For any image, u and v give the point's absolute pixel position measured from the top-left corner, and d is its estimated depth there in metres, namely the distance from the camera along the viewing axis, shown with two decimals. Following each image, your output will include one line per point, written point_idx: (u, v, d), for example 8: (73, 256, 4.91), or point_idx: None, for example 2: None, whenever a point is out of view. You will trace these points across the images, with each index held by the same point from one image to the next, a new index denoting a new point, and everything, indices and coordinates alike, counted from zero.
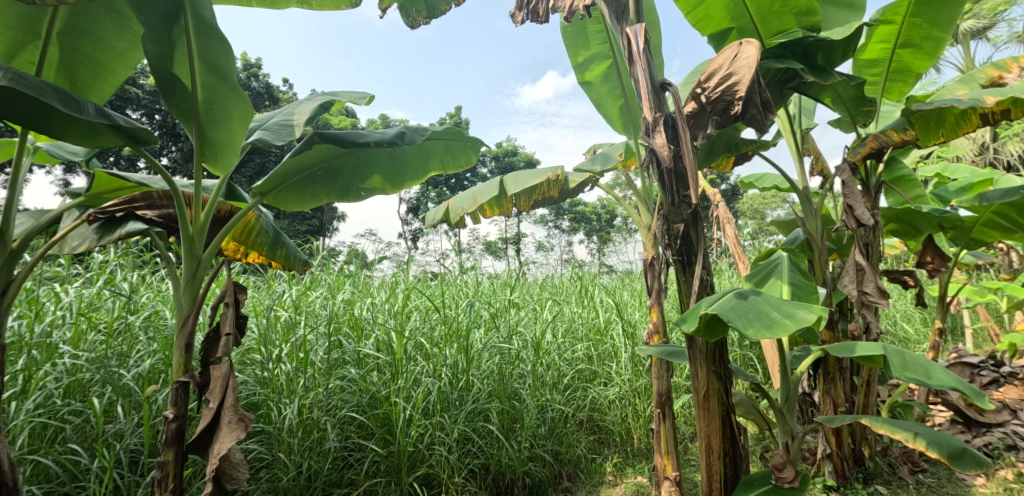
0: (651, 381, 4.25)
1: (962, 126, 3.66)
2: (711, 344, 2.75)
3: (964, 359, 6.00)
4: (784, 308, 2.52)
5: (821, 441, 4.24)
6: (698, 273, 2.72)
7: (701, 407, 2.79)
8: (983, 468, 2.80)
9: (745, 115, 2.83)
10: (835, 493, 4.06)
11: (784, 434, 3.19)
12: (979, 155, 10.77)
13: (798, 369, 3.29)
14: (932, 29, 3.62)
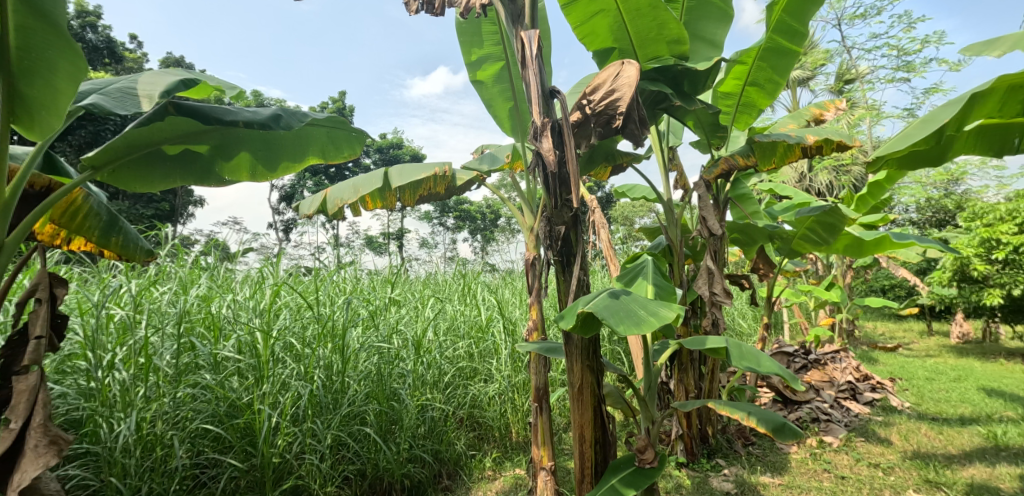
0: (529, 376, 4.40)
1: (788, 155, 4.26)
2: (586, 340, 2.88)
3: (782, 349, 7.11)
4: (649, 307, 2.72)
5: (675, 424, 4.72)
6: (576, 274, 2.83)
7: (575, 400, 2.91)
8: (799, 439, 3.17)
9: (625, 129, 3.00)
10: (686, 469, 4.53)
11: (647, 420, 3.41)
12: (799, 183, 12.64)
13: (658, 361, 3.60)
14: (772, 74, 4.12)
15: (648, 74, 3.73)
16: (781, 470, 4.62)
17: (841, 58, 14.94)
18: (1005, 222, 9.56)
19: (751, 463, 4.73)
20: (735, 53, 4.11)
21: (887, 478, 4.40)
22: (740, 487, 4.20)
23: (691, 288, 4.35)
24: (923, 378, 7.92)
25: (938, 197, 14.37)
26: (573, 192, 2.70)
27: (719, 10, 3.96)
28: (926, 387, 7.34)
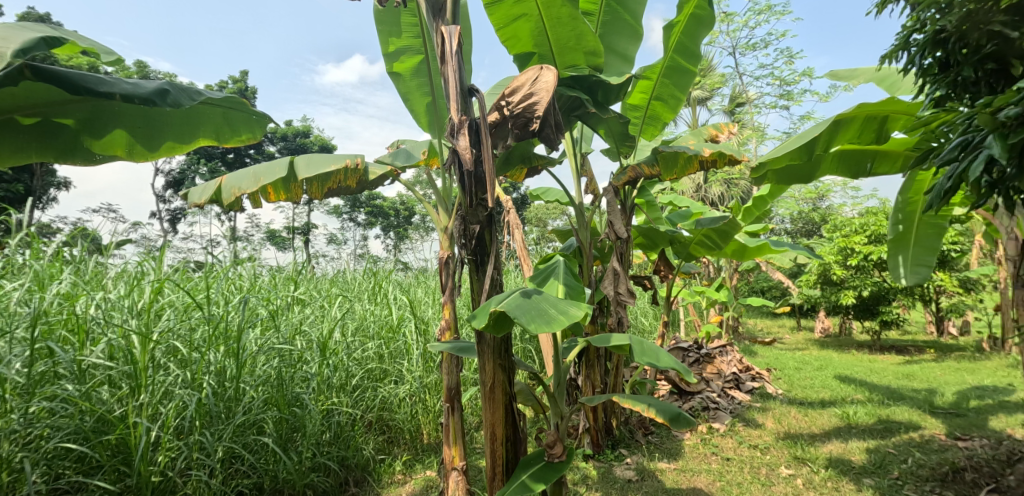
0: (441, 376, 4.35)
1: (687, 168, 4.51)
2: (498, 339, 2.89)
3: (679, 344, 7.59)
4: (559, 306, 2.78)
5: (582, 418, 4.88)
6: (490, 273, 2.83)
7: (487, 399, 2.91)
8: (692, 427, 3.38)
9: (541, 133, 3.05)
10: (592, 460, 4.70)
11: (556, 416, 3.48)
12: (696, 192, 13.61)
13: (567, 359, 3.69)
14: (675, 91, 4.38)
15: (565, 81, 3.79)
16: (676, 455, 4.93)
17: (733, 80, 16.29)
18: (861, 233, 10.92)
19: (649, 451, 5.00)
20: (642, 69, 4.33)
21: (764, 458, 4.85)
22: (640, 474, 4.43)
23: (599, 288, 4.52)
24: (793, 367, 8.83)
25: (810, 210, 16.09)
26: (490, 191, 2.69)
27: (630, 26, 4.12)
28: (795, 375, 8.20)
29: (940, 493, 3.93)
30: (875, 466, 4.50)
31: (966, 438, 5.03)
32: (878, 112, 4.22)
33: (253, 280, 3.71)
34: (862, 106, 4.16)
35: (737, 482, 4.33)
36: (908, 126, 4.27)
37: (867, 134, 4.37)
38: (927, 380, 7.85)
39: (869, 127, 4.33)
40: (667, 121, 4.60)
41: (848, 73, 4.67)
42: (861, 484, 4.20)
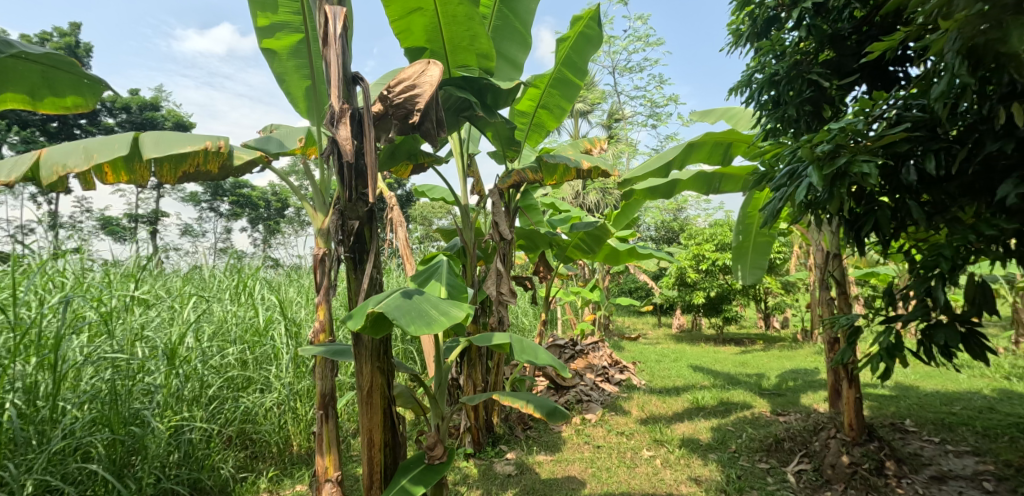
0: (314, 383, 4.12)
1: (565, 175, 4.65)
2: (377, 340, 2.78)
3: (555, 341, 7.91)
4: (441, 306, 2.75)
5: (463, 417, 4.88)
6: (369, 272, 2.71)
7: (364, 403, 2.77)
8: (568, 420, 3.52)
9: (422, 127, 2.98)
10: (473, 459, 4.72)
11: (436, 417, 3.42)
12: (575, 197, 14.28)
13: (448, 359, 3.66)
14: (560, 100, 4.53)
15: (455, 81, 3.65)
16: (553, 447, 5.12)
17: (610, 96, 17.39)
18: (710, 241, 12.25)
19: (528, 445, 5.14)
20: (531, 77, 4.43)
21: (629, 443, 5.22)
22: (519, 468, 4.54)
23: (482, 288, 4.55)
24: (654, 360, 9.64)
25: (670, 219, 17.70)
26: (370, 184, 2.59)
27: (520, 34, 4.19)
28: (655, 366, 8.95)
29: (767, 461, 4.54)
30: (718, 442, 5.05)
31: (786, 413, 5.85)
32: (722, 140, 4.76)
33: (82, 278, 3.21)
34: (709, 134, 4.68)
35: (606, 467, 4.60)
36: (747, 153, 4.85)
37: (715, 158, 4.90)
38: (758, 366, 9.01)
39: (716, 153, 4.87)
40: (552, 130, 4.75)
41: (703, 112, 5.31)
42: (707, 458, 4.69)
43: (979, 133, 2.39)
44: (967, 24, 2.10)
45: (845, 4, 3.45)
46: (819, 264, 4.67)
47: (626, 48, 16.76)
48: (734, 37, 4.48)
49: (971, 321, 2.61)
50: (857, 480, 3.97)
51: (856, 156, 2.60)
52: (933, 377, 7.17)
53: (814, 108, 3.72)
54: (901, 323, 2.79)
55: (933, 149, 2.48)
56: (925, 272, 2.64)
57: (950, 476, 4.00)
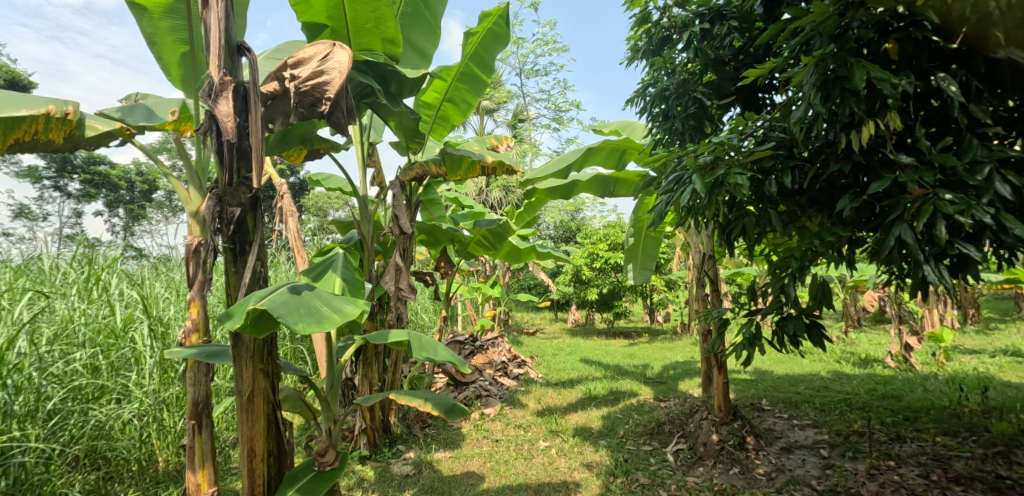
0: (185, 389, 3.79)
1: (470, 171, 4.64)
2: (259, 340, 2.58)
3: (455, 337, 7.88)
4: (333, 303, 2.62)
5: (358, 418, 4.70)
6: (251, 264, 2.52)
7: (244, 411, 2.55)
8: (466, 417, 3.54)
9: (330, 116, 2.83)
10: (368, 461, 4.56)
11: (328, 420, 3.28)
12: (478, 194, 14.31)
13: (341, 358, 3.50)
14: (467, 96, 4.50)
15: (359, 66, 3.53)
16: (452, 444, 5.10)
17: (514, 96, 17.64)
18: (604, 241, 12.87)
19: (426, 443, 5.07)
20: (437, 68, 4.34)
21: (526, 435, 5.33)
22: (417, 468, 4.46)
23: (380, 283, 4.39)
24: (550, 353, 9.95)
25: (567, 219, 18.36)
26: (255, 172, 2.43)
27: (428, 23, 4.07)
28: (551, 360, 9.23)
29: (650, 443, 4.86)
30: (607, 429, 5.30)
31: (667, 399, 6.29)
32: (618, 146, 5.02)
33: None
34: (607, 140, 4.90)
35: (504, 460, 4.67)
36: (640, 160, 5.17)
37: (611, 162, 5.18)
38: (644, 357, 9.62)
39: (613, 157, 5.14)
40: (457, 123, 4.73)
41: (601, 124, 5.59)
42: (598, 445, 4.91)
43: (825, 155, 2.69)
44: (820, 61, 2.35)
45: (727, 33, 3.79)
46: (698, 263, 5.08)
47: (532, 50, 17.09)
48: (631, 52, 4.76)
49: (815, 315, 2.96)
50: (724, 455, 4.36)
51: (732, 169, 2.81)
52: (786, 362, 8.10)
53: (697, 123, 4.05)
54: (761, 317, 3.09)
55: (789, 166, 2.77)
56: (781, 271, 2.95)
57: (798, 447, 4.53)
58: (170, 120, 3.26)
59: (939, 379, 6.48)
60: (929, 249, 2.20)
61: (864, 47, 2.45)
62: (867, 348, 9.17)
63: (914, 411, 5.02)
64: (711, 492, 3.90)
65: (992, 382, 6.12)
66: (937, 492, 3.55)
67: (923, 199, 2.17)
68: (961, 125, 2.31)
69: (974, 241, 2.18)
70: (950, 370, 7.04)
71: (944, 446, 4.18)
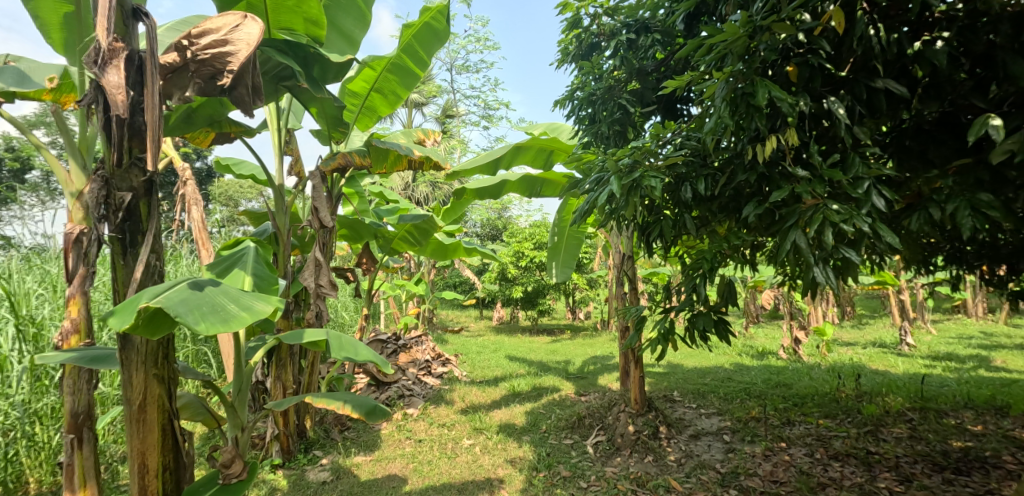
0: (62, 399, 3.49)
1: (397, 163, 4.53)
2: (153, 342, 2.39)
3: (377, 336, 7.70)
4: (241, 300, 2.47)
5: (270, 424, 4.46)
6: (143, 257, 2.31)
7: (133, 422, 2.34)
8: (388, 417, 3.46)
9: (231, 91, 2.65)
10: (281, 470, 4.35)
11: (235, 428, 3.17)
12: (403, 189, 14.04)
13: (252, 360, 3.33)
14: (397, 87, 4.42)
15: (276, 43, 3.32)
16: (372, 446, 4.98)
17: (444, 91, 17.45)
18: (529, 240, 13.08)
19: (345, 447, 4.92)
20: (369, 57, 4.21)
21: (450, 433, 5.30)
22: (335, 474, 4.32)
23: (296, 279, 4.20)
24: (474, 351, 9.96)
25: (493, 217, 18.46)
26: (149, 153, 2.25)
27: (358, 9, 3.94)
28: (476, 358, 9.25)
29: (571, 436, 4.99)
30: (530, 424, 5.40)
31: (587, 394, 6.50)
32: (546, 147, 5.10)
33: None
34: (534, 139, 4.95)
35: (427, 460, 4.63)
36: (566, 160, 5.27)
37: (539, 161, 5.26)
38: (566, 353, 9.88)
39: (540, 157, 5.22)
40: (384, 114, 4.62)
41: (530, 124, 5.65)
42: (521, 441, 4.98)
43: (734, 165, 2.86)
44: (732, 78, 2.53)
45: (650, 44, 4.04)
46: (618, 261, 5.29)
47: (463, 46, 16.97)
48: (561, 56, 4.88)
49: (723, 312, 3.15)
50: (639, 444, 4.56)
51: (647, 172, 2.97)
52: (695, 355, 8.61)
53: (621, 128, 4.23)
54: (675, 314, 3.26)
55: (702, 174, 2.93)
56: (693, 272, 3.12)
57: (704, 433, 4.83)
58: (48, 90, 2.89)
59: (823, 367, 7.18)
60: (818, 253, 2.42)
61: (769, 68, 2.64)
62: (764, 342, 9.97)
63: (803, 397, 5.52)
64: (627, 480, 4.06)
65: (868, 370, 6.84)
66: (822, 469, 3.92)
67: (814, 208, 2.37)
68: (848, 144, 2.54)
69: (854, 247, 2.41)
70: (834, 360, 7.81)
71: (827, 427, 4.63)
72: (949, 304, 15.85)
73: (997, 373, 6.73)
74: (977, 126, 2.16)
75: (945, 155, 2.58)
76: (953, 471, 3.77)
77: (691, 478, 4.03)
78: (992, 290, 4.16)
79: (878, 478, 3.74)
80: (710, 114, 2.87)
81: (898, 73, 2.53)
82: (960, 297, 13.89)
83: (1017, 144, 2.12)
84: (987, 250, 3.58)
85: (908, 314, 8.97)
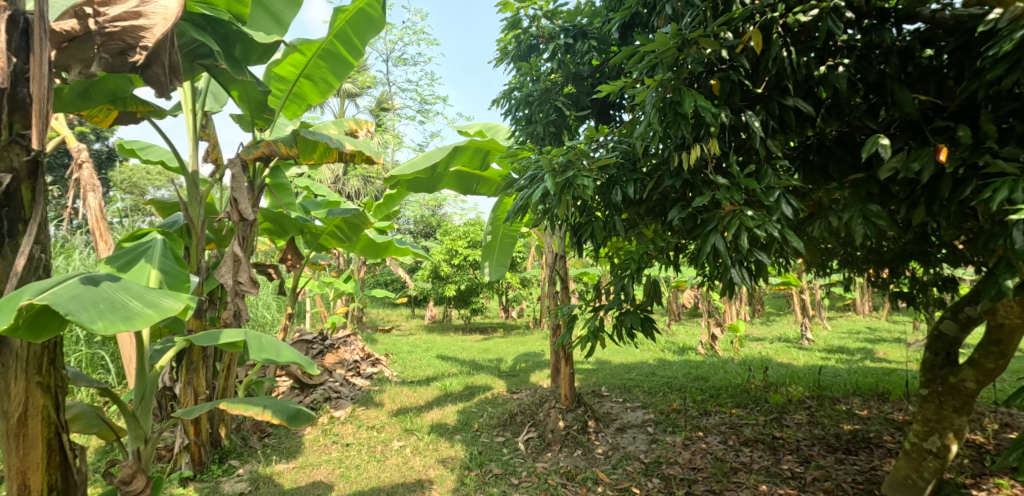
0: None
1: (326, 156, 4.43)
2: (37, 346, 2.24)
3: (302, 336, 7.49)
4: (146, 297, 2.38)
5: (178, 434, 4.19)
6: (25, 249, 2.14)
7: (12, 436, 2.17)
8: (312, 421, 3.52)
9: (146, 69, 2.56)
10: (192, 483, 4.13)
11: (136, 440, 3.15)
12: (334, 182, 13.59)
13: (157, 364, 3.29)
14: (328, 75, 4.33)
15: (194, 18, 3.29)
16: (295, 453, 4.84)
17: (380, 83, 17.05)
18: (463, 238, 13.08)
19: (265, 455, 4.75)
20: (297, 40, 4.07)
21: (379, 436, 5.24)
22: (253, 483, 4.16)
23: (211, 276, 4.05)
24: (406, 351, 9.87)
25: (427, 215, 18.30)
26: (35, 130, 2.09)
27: None
28: (407, 357, 9.15)
29: (503, 434, 5.08)
30: (463, 423, 5.44)
31: (518, 391, 6.62)
32: (482, 147, 5.13)
33: None
34: (473, 139, 5.00)
35: (355, 465, 4.57)
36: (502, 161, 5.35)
37: (475, 162, 5.29)
38: (498, 352, 9.99)
39: (476, 158, 5.26)
40: (313, 103, 4.53)
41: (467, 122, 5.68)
42: (453, 440, 5.01)
43: (660, 170, 3.06)
44: (662, 86, 2.69)
45: (587, 50, 4.21)
46: (550, 262, 5.44)
47: (401, 38, 16.65)
48: (499, 55, 4.95)
49: (648, 310, 3.32)
50: (568, 439, 4.72)
51: (581, 173, 3.08)
52: (622, 352, 8.98)
53: (556, 129, 4.37)
54: (604, 313, 3.41)
55: (632, 178, 3.09)
56: (621, 272, 3.27)
57: (629, 426, 5.07)
58: None
59: (736, 361, 7.70)
60: (735, 255, 2.62)
61: (696, 80, 2.81)
62: (684, 338, 10.54)
63: (717, 389, 5.92)
64: (557, 475, 4.20)
65: (774, 363, 7.41)
66: (733, 455, 4.25)
67: (732, 214, 2.57)
68: (761, 156, 2.76)
69: (766, 251, 2.62)
70: (745, 354, 8.41)
71: (739, 417, 4.99)
72: (842, 302, 17.46)
73: (881, 364, 7.51)
74: (869, 144, 2.39)
75: (842, 171, 2.86)
76: (843, 451, 4.19)
77: (618, 469, 4.22)
78: (878, 290, 4.66)
79: (781, 460, 4.09)
80: (640, 120, 3.04)
81: (805, 92, 2.79)
82: (852, 297, 15.35)
83: (900, 162, 2.40)
84: (874, 256, 4.01)
85: (808, 312, 9.80)
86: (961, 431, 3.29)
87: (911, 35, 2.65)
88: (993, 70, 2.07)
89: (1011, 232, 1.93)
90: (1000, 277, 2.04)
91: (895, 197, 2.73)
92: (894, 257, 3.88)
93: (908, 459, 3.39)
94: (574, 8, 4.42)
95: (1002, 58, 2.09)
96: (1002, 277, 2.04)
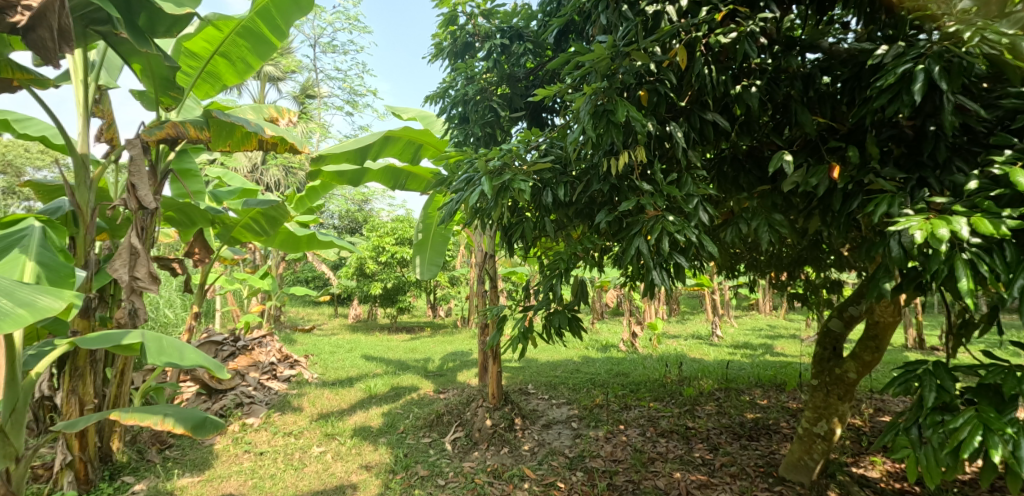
0: None
1: (244, 143, 4.20)
2: None
3: (211, 339, 7.16)
4: (19, 297, 2.43)
5: (60, 450, 3.83)
6: None
7: None
8: (219, 430, 3.38)
9: (28, 32, 2.49)
10: None
11: (9, 458, 3.03)
12: (251, 173, 12.87)
13: (33, 370, 3.11)
14: (246, 54, 4.15)
15: None
16: (203, 465, 4.61)
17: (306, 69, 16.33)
18: (390, 235, 12.90)
19: (165, 469, 4.47)
20: (214, 15, 3.87)
21: (297, 442, 5.10)
22: None
23: (102, 271, 3.76)
24: (328, 351, 9.61)
25: (355, 209, 17.85)
26: None
27: None
28: (330, 358, 8.90)
29: (429, 435, 5.09)
30: (388, 426, 5.40)
31: (445, 391, 6.65)
32: (416, 140, 5.15)
33: None
34: (405, 131, 5.01)
35: (271, 474, 4.44)
36: (433, 156, 5.36)
37: (406, 155, 5.28)
38: (426, 351, 9.95)
39: (408, 151, 5.25)
40: (229, 84, 4.31)
41: (399, 110, 5.64)
42: (378, 443, 4.96)
43: (590, 175, 3.19)
44: (596, 94, 2.79)
45: (523, 52, 4.33)
46: (479, 262, 5.52)
47: (331, 24, 16.04)
48: (435, 50, 4.98)
49: (575, 310, 3.43)
50: (495, 437, 4.79)
51: (517, 176, 3.13)
52: (549, 350, 9.22)
53: (491, 129, 4.46)
54: (533, 313, 3.47)
55: (563, 181, 3.22)
56: (551, 273, 3.35)
57: (555, 422, 5.24)
58: None
59: (654, 357, 8.12)
60: (656, 258, 2.77)
61: (625, 90, 2.95)
62: (608, 336, 10.96)
63: (635, 384, 6.22)
64: (484, 473, 4.27)
65: (688, 358, 7.89)
66: (651, 445, 4.51)
67: (655, 219, 2.74)
68: (682, 166, 2.93)
69: (682, 254, 2.79)
70: (662, 351, 8.87)
71: (656, 409, 5.29)
72: (746, 302, 18.87)
73: (779, 358, 8.21)
74: (775, 160, 2.60)
75: (751, 183, 3.06)
76: (746, 438, 4.56)
77: (543, 465, 4.37)
78: (778, 291, 5.11)
79: (693, 449, 4.39)
80: (571, 125, 3.16)
81: (723, 108, 3.01)
82: (756, 296, 16.59)
83: (801, 177, 2.65)
84: (775, 260, 4.40)
85: (719, 311, 10.48)
86: (843, 416, 3.71)
87: (813, 63, 2.94)
88: (878, 99, 2.35)
89: (889, 241, 2.19)
90: (880, 280, 2.28)
91: (795, 207, 3.01)
92: (792, 261, 4.26)
93: (801, 442, 3.76)
94: (510, 10, 4.53)
95: (886, 89, 2.38)
96: (881, 280, 2.30)
